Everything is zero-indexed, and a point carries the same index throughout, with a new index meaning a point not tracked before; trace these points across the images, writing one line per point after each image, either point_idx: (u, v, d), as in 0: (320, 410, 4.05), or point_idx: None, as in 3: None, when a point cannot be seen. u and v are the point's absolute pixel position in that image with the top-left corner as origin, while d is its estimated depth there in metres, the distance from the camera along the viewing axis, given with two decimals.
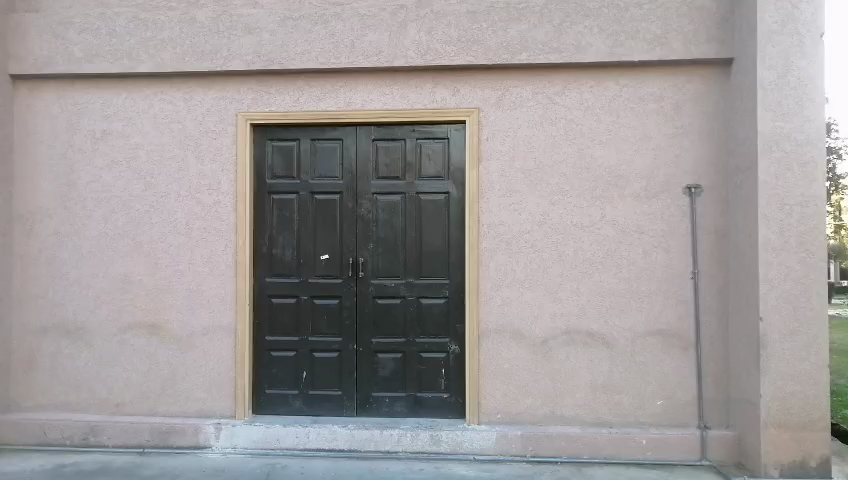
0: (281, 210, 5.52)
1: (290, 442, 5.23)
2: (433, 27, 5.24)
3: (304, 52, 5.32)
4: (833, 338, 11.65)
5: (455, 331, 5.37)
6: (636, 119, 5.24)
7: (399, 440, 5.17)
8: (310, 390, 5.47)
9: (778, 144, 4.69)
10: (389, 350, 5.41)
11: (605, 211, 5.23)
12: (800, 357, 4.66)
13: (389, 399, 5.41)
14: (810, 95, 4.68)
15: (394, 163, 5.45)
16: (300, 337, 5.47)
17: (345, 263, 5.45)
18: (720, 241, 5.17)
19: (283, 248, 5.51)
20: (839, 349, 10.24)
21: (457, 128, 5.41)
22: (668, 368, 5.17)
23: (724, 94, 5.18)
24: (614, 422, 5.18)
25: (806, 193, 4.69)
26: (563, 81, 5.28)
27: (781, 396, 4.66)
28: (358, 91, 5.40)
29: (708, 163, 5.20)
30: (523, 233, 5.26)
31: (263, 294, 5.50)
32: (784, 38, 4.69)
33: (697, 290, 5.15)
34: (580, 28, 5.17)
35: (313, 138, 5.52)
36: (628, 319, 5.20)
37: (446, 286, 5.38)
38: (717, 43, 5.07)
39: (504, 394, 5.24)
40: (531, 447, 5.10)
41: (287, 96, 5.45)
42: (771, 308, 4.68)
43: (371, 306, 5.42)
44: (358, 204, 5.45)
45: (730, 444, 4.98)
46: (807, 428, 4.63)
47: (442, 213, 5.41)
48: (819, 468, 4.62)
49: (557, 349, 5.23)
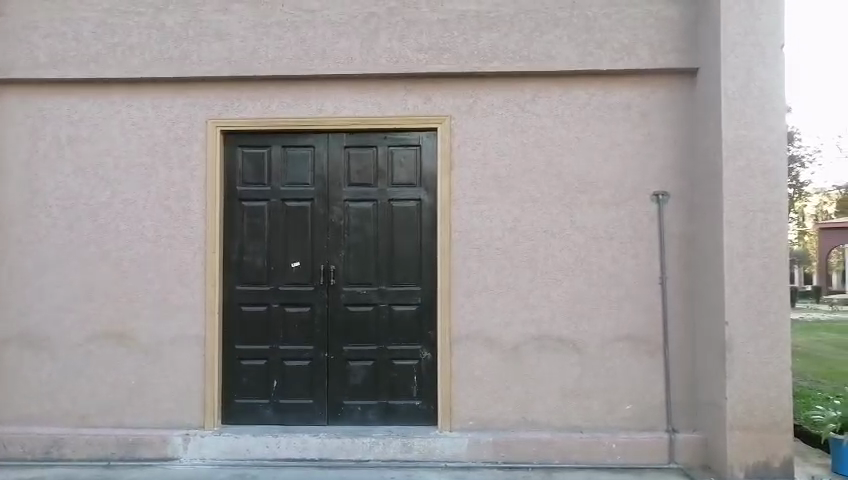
0: (252, 217, 5.47)
1: (260, 451, 5.18)
2: (405, 35, 5.29)
3: (275, 58, 5.31)
4: (796, 342, 11.95)
5: (427, 338, 5.37)
6: (605, 127, 5.32)
7: (371, 448, 5.15)
8: (281, 399, 5.41)
9: (741, 152, 4.81)
10: (361, 358, 5.38)
11: (576, 218, 5.30)
12: (765, 360, 4.77)
13: (360, 407, 5.38)
14: (773, 104, 4.81)
15: (366, 170, 5.44)
16: (271, 345, 5.42)
17: (317, 270, 5.42)
18: (687, 247, 5.26)
19: (253, 255, 5.46)
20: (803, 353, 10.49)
21: (429, 135, 5.43)
22: (637, 373, 5.23)
23: (690, 103, 5.29)
24: (584, 426, 5.22)
25: (768, 200, 4.81)
26: (534, 89, 5.34)
27: (746, 399, 4.76)
28: (330, 98, 5.39)
29: (675, 170, 5.30)
30: (495, 240, 5.30)
31: (234, 302, 5.44)
32: (746, 49, 4.82)
33: (666, 295, 5.24)
34: (549, 37, 5.25)
35: (284, 145, 5.48)
36: (598, 324, 5.26)
37: (418, 293, 5.38)
38: (683, 53, 5.19)
39: (476, 400, 5.26)
40: (503, 453, 5.13)
41: (257, 102, 5.41)
42: (736, 313, 4.78)
43: (343, 313, 5.39)
44: (330, 211, 5.43)
45: (697, 447, 5.06)
46: (771, 430, 4.74)
47: (414, 220, 5.42)
48: (783, 469, 4.72)
49: (529, 354, 5.27)
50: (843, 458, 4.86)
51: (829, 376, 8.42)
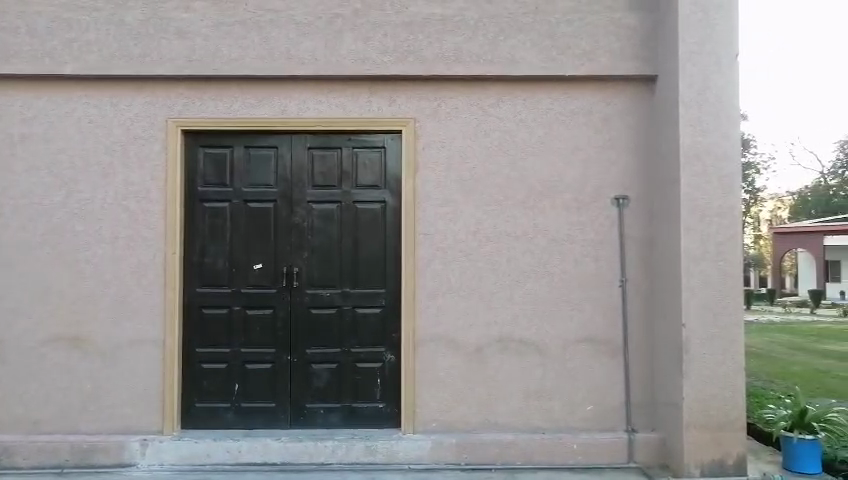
0: (213, 218, 5.39)
1: (220, 456, 5.10)
2: (369, 37, 5.28)
3: (238, 58, 5.25)
4: (749, 343, 12.29)
5: (390, 340, 5.37)
6: (567, 132, 5.40)
7: (334, 451, 5.12)
8: (243, 403, 5.34)
9: (698, 158, 4.94)
10: (324, 360, 5.35)
11: (538, 221, 5.36)
12: (720, 361, 4.90)
13: (323, 410, 5.35)
14: (728, 111, 4.95)
15: (330, 172, 5.42)
16: (232, 348, 5.35)
17: (279, 272, 5.37)
18: (646, 250, 5.38)
19: (214, 257, 5.39)
20: (755, 352, 10.81)
21: (393, 137, 5.44)
22: (597, 374, 5.32)
23: (649, 109, 5.41)
24: (545, 427, 5.29)
25: (724, 204, 4.94)
26: (497, 93, 5.39)
27: (702, 398, 4.88)
28: (294, 99, 5.36)
29: (635, 175, 5.40)
30: (459, 242, 5.33)
31: (194, 304, 5.36)
32: (703, 58, 4.95)
33: (625, 298, 5.34)
34: (513, 42, 5.31)
35: (246, 146, 5.42)
36: (560, 326, 5.33)
37: (381, 295, 5.38)
38: (643, 60, 5.30)
39: (438, 402, 5.28)
40: (465, 454, 5.16)
41: (220, 102, 5.34)
42: (693, 315, 4.90)
43: (306, 315, 5.36)
44: (293, 212, 5.39)
45: (655, 447, 5.17)
46: (725, 429, 4.87)
47: (379, 222, 5.41)
48: (736, 467, 4.86)
49: (491, 356, 5.31)
50: (794, 455, 5.02)
51: (781, 375, 8.69)
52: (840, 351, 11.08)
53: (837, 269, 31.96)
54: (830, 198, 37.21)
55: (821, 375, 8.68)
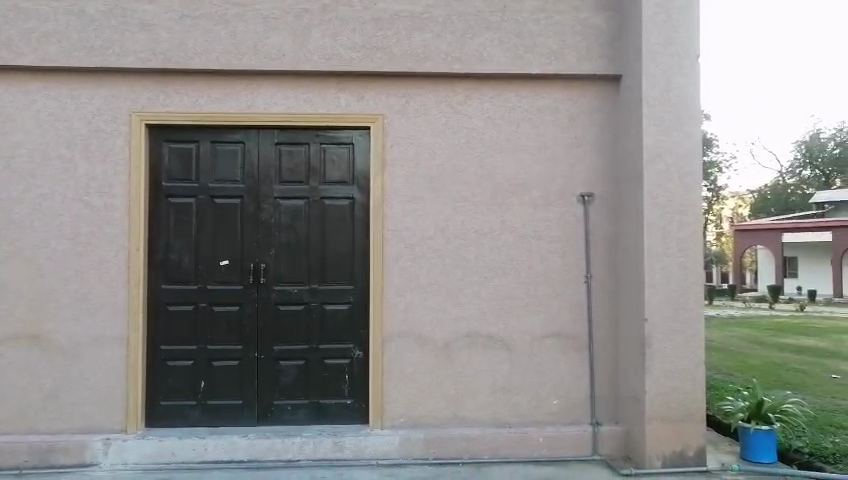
0: (179, 214, 5.32)
1: (186, 454, 5.05)
2: (338, 32, 5.26)
3: (203, 52, 5.18)
4: (709, 337, 12.59)
5: (359, 337, 5.37)
6: (534, 129, 5.46)
7: (301, 448, 5.11)
8: (209, 401, 5.29)
9: (661, 157, 5.04)
10: (291, 357, 5.33)
11: (505, 217, 5.42)
12: (681, 355, 5.03)
13: (291, 407, 5.32)
14: (690, 111, 5.06)
15: (298, 168, 5.39)
16: (198, 345, 5.29)
17: (246, 269, 5.32)
18: (610, 247, 5.47)
19: (180, 254, 5.32)
20: (716, 346, 11.10)
21: (361, 133, 5.44)
22: (563, 369, 5.40)
23: (614, 108, 5.50)
24: (512, 421, 5.35)
25: (686, 202, 5.06)
26: (465, 90, 5.43)
27: (663, 391, 5.00)
28: (261, 94, 5.31)
29: (600, 172, 5.49)
30: (427, 239, 5.36)
31: (159, 302, 5.29)
32: (666, 58, 5.06)
33: (590, 294, 5.43)
34: (481, 40, 5.35)
35: (212, 141, 5.36)
36: (526, 321, 5.40)
37: (349, 291, 5.38)
38: (608, 60, 5.39)
39: (406, 398, 5.30)
40: (433, 449, 5.19)
41: (185, 96, 5.27)
42: (655, 310, 5.02)
43: (273, 312, 5.33)
44: (260, 208, 5.34)
45: (618, 439, 5.28)
46: (686, 421, 5.00)
47: (347, 218, 5.41)
48: (696, 458, 5.00)
49: (459, 351, 5.35)
50: (751, 445, 5.18)
51: (741, 368, 8.92)
52: (796, 345, 11.42)
53: (791, 264, 32.89)
54: (789, 197, 38.91)
55: (779, 368, 8.94)
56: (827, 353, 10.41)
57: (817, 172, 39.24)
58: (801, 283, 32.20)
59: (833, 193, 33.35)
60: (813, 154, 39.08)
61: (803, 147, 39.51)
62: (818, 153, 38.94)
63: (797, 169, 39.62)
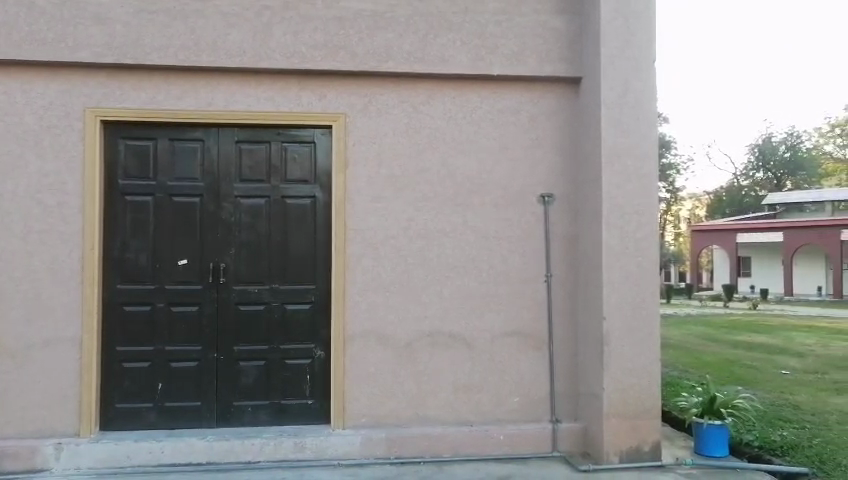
0: (135, 212, 5.21)
1: (142, 458, 4.94)
2: (299, 30, 5.22)
3: (161, 47, 5.08)
4: (666, 335, 12.86)
5: (320, 337, 5.34)
6: (495, 130, 5.51)
7: (261, 449, 5.05)
8: (166, 403, 5.19)
9: (619, 158, 5.15)
10: (252, 357, 5.27)
11: (467, 217, 5.46)
12: (638, 352, 5.14)
13: (252, 408, 5.26)
14: (646, 114, 5.18)
15: (258, 166, 5.33)
16: (155, 346, 5.19)
17: (205, 268, 5.24)
18: (570, 247, 5.55)
19: (136, 253, 5.20)
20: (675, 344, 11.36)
21: (323, 132, 5.40)
22: (523, 367, 5.46)
23: (574, 109, 5.58)
24: (473, 420, 5.39)
25: (642, 204, 5.17)
26: (428, 90, 5.44)
27: (621, 388, 5.10)
28: (221, 91, 5.23)
29: (561, 173, 5.57)
30: (389, 238, 5.36)
31: (114, 302, 5.16)
32: (623, 62, 5.17)
33: (550, 293, 5.50)
34: (443, 41, 5.37)
35: (171, 138, 5.26)
36: (488, 320, 5.45)
37: (311, 291, 5.34)
38: (568, 62, 5.48)
39: (368, 397, 5.29)
40: (395, 449, 5.20)
41: (142, 92, 5.16)
42: (613, 308, 5.11)
43: (233, 312, 5.26)
44: (220, 207, 5.27)
45: (577, 436, 5.36)
46: (642, 416, 5.12)
47: (308, 218, 5.36)
48: (652, 452, 5.12)
49: (420, 351, 5.36)
50: (704, 439, 5.32)
51: (697, 365, 9.14)
52: (750, 343, 11.73)
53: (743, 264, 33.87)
54: (743, 198, 40.24)
55: (734, 365, 9.17)
56: (780, 350, 10.72)
57: (767, 174, 40.38)
58: (753, 282, 33.29)
59: (782, 195, 34.44)
60: (767, 155, 40.10)
61: (754, 150, 40.76)
62: (771, 155, 39.97)
63: (752, 171, 40.71)
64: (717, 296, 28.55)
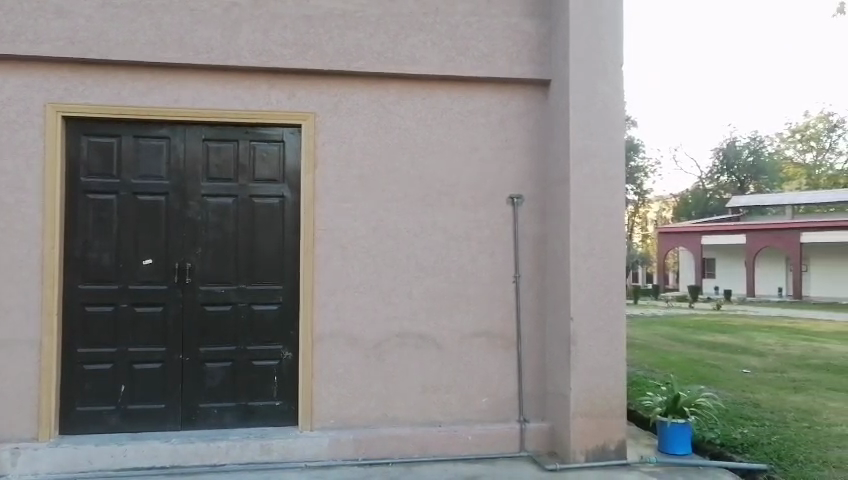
0: (98, 211, 5.09)
1: (103, 462, 4.83)
2: (268, 28, 5.17)
3: (126, 42, 4.98)
4: (633, 335, 13.02)
5: (288, 338, 5.29)
6: (465, 131, 5.53)
7: (227, 451, 4.98)
8: (129, 405, 5.09)
9: (587, 160, 5.20)
10: (218, 358, 5.19)
11: (436, 218, 5.46)
12: (604, 352, 5.20)
13: (217, 410, 5.19)
14: (613, 117, 5.24)
15: (226, 165, 5.25)
16: (118, 348, 5.08)
17: (171, 268, 5.15)
18: (539, 248, 5.60)
19: (99, 253, 5.09)
20: (643, 344, 11.51)
21: (293, 131, 5.36)
22: (492, 367, 5.49)
23: (543, 112, 5.63)
24: (442, 420, 5.39)
25: (609, 206, 5.24)
26: (398, 91, 5.43)
27: (588, 388, 5.16)
28: (188, 88, 5.15)
29: (530, 174, 5.61)
30: (359, 238, 5.34)
31: (75, 302, 5.04)
32: (591, 65, 5.23)
33: (519, 293, 5.54)
34: (414, 41, 5.37)
35: (135, 135, 5.15)
36: (457, 320, 5.46)
37: (279, 292, 5.29)
38: (537, 65, 5.52)
39: (337, 398, 5.26)
40: (363, 449, 5.18)
41: (106, 88, 5.05)
42: (580, 309, 5.17)
43: (200, 313, 5.18)
44: (186, 206, 5.18)
45: (545, 435, 5.41)
46: (608, 415, 5.19)
47: (277, 217, 5.31)
48: (617, 451, 5.19)
49: (389, 351, 5.35)
50: (668, 437, 5.41)
51: (663, 365, 9.28)
52: (715, 342, 11.96)
53: (708, 266, 34.55)
54: (708, 201, 41.16)
55: (699, 364, 9.34)
56: (743, 350, 10.95)
57: (730, 178, 41.22)
58: (718, 283, 33.97)
59: (743, 198, 35.17)
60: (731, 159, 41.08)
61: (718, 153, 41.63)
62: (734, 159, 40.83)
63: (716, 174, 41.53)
64: (685, 296, 29.49)
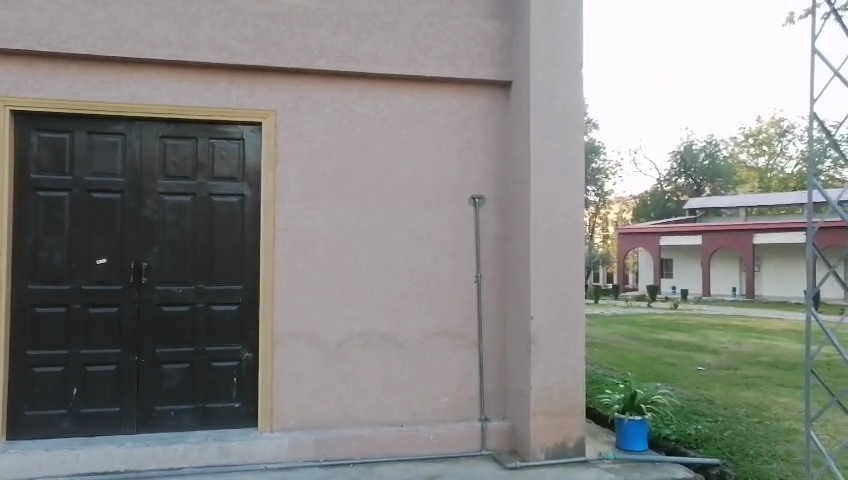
0: (49, 209, 4.93)
1: (54, 468, 4.68)
2: (228, 24, 5.08)
3: (79, 36, 4.83)
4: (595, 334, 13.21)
5: (248, 338, 5.22)
6: (427, 131, 5.52)
7: (184, 455, 4.88)
8: (82, 409, 4.95)
9: (547, 161, 5.25)
10: (175, 360, 5.09)
11: (399, 218, 5.45)
12: (564, 350, 5.27)
13: (175, 413, 5.09)
14: (573, 118, 5.31)
15: (184, 162, 5.15)
16: (71, 350, 4.94)
17: (126, 268, 5.03)
18: (500, 248, 5.63)
19: (50, 252, 4.93)
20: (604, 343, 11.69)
21: (252, 129, 5.28)
22: (453, 367, 5.50)
23: (504, 113, 5.67)
24: (404, 420, 5.38)
25: (570, 207, 5.31)
26: (360, 90, 5.40)
27: (548, 386, 5.21)
28: (144, 84, 5.03)
29: (491, 175, 5.64)
30: (320, 238, 5.30)
31: (25, 303, 4.87)
32: (552, 68, 5.28)
33: (481, 293, 5.57)
34: (376, 40, 5.34)
35: (89, 132, 5.01)
36: (419, 320, 5.46)
37: (238, 292, 5.21)
38: (499, 66, 5.55)
39: (297, 399, 5.21)
40: (323, 451, 5.14)
41: (58, 82, 4.89)
42: (541, 308, 5.22)
43: (156, 313, 5.06)
44: (142, 205, 5.06)
45: (505, 434, 5.45)
46: (567, 414, 5.25)
47: (236, 216, 5.23)
48: (576, 448, 5.26)
49: (350, 352, 5.32)
50: (625, 434, 5.48)
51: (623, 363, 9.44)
52: (670, 341, 12.21)
53: (667, 266, 35.40)
54: (665, 202, 42.03)
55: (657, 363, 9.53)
56: (697, 348, 11.21)
57: (688, 180, 42.13)
58: (675, 283, 34.80)
59: (699, 201, 36.01)
60: (689, 162, 41.97)
61: (676, 156, 42.57)
62: (691, 161, 41.83)
63: (673, 176, 42.44)
64: (641, 296, 29.98)
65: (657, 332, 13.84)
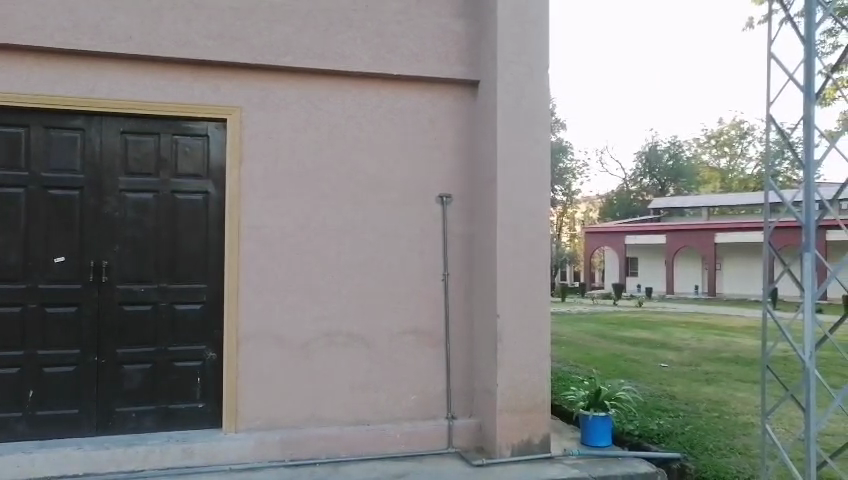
0: (4, 206, 4.78)
1: (7, 472, 4.53)
2: (192, 19, 4.99)
3: (36, 27, 4.69)
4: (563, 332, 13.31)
5: (212, 338, 5.14)
6: (394, 130, 5.50)
7: (145, 457, 4.78)
8: (38, 411, 4.82)
9: (514, 160, 5.28)
10: (137, 360, 4.98)
11: (366, 216, 5.42)
12: (529, 348, 5.30)
13: (136, 414, 4.98)
14: (540, 118, 5.34)
15: (146, 159, 5.04)
16: (27, 351, 4.80)
17: (85, 266, 4.90)
18: (467, 246, 5.65)
19: (5, 250, 4.78)
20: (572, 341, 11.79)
21: (217, 126, 5.20)
22: (421, 365, 5.50)
23: (472, 112, 5.68)
24: (370, 419, 5.36)
25: (536, 206, 5.34)
26: (326, 87, 5.36)
27: (514, 383, 5.25)
28: (105, 78, 4.91)
29: (459, 174, 5.65)
30: (286, 236, 5.24)
31: None
32: (518, 67, 5.31)
33: (448, 291, 5.57)
34: (343, 37, 5.31)
35: (47, 126, 4.86)
36: (386, 319, 5.44)
37: (202, 291, 5.13)
38: (466, 65, 5.56)
39: (262, 399, 5.14)
40: (288, 451, 5.09)
41: (14, 74, 4.74)
42: (507, 306, 5.24)
43: (117, 313, 4.95)
44: (102, 202, 4.94)
45: (472, 432, 5.46)
46: (532, 411, 5.29)
47: (200, 214, 5.14)
48: (541, 445, 5.30)
49: (316, 351, 5.28)
50: (589, 431, 5.55)
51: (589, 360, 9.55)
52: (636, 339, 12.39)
53: (633, 264, 35.76)
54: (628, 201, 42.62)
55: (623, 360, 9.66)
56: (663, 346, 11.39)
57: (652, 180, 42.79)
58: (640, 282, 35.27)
59: (662, 201, 36.63)
60: (653, 162, 42.61)
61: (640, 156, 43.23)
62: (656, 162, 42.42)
63: (637, 176, 43.08)
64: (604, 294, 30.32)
65: (623, 331, 14.01)
